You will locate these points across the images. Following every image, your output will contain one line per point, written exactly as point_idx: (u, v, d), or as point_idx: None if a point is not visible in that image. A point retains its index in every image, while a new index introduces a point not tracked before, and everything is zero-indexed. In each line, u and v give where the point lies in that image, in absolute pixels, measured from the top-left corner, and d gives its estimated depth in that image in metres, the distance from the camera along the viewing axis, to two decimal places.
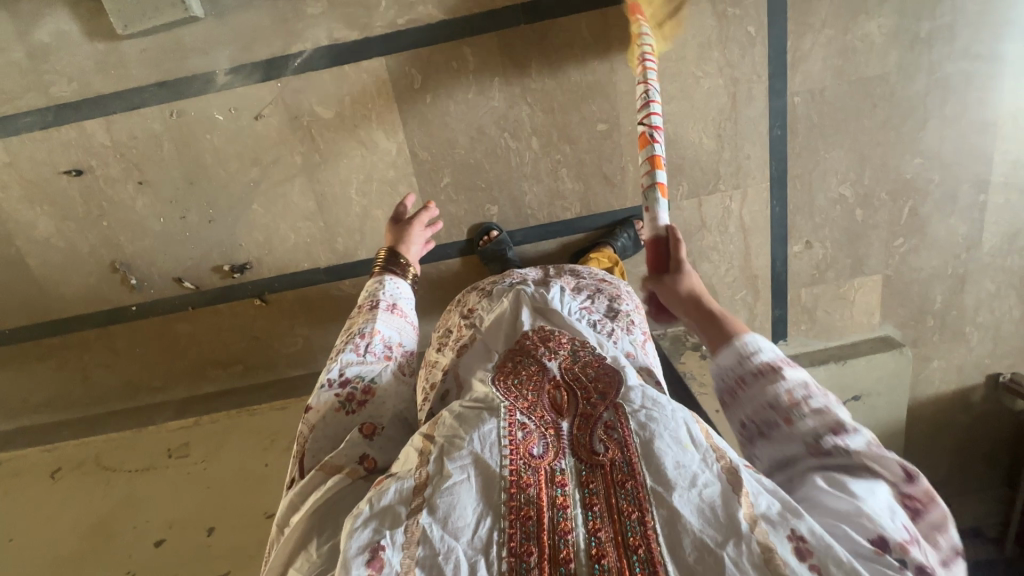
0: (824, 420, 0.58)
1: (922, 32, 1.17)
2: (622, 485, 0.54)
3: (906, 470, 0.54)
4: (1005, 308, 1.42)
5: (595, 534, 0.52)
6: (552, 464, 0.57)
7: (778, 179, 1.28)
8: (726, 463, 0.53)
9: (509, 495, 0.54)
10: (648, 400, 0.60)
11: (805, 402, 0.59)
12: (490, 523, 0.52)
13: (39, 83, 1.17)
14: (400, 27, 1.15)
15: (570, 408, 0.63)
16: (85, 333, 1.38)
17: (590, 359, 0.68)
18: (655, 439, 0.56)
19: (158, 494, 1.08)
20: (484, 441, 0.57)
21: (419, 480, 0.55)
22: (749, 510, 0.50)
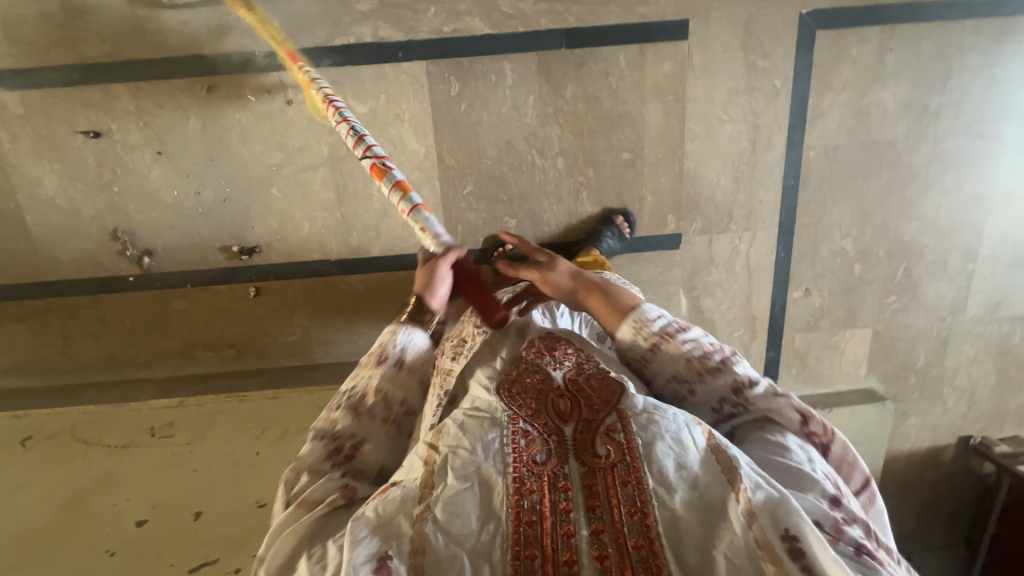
0: (723, 383, 0.75)
1: (931, 106, 1.25)
2: (625, 484, 0.58)
3: (799, 409, 0.71)
4: (981, 374, 1.49)
5: (598, 535, 0.56)
6: (557, 469, 0.61)
7: (786, 227, 1.34)
8: (725, 461, 0.58)
9: (513, 501, 0.58)
10: (648, 412, 0.63)
11: (717, 364, 0.76)
12: (496, 525, 0.57)
13: (70, 39, 1.15)
14: (444, 34, 1.17)
15: (573, 414, 0.66)
16: (74, 298, 1.33)
17: (593, 372, 0.72)
18: (654, 443, 0.60)
19: (139, 473, 1.03)
20: (489, 450, 0.62)
21: (423, 490, 0.59)
22: (745, 505, 0.55)
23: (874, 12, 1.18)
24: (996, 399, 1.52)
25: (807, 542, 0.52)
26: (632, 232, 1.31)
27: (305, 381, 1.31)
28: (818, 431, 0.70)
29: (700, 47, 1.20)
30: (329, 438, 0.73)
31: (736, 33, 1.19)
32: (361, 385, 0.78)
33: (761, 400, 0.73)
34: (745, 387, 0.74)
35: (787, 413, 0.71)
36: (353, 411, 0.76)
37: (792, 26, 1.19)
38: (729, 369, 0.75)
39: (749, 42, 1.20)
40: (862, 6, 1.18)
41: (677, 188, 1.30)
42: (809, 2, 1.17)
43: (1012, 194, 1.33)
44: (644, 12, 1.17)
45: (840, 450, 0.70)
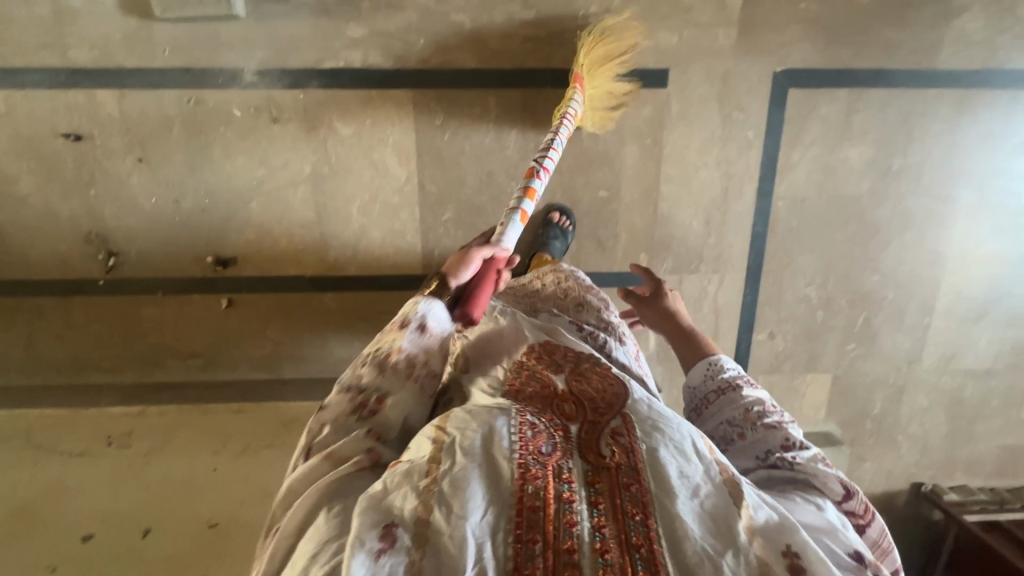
0: (775, 436, 0.74)
1: (894, 166, 1.31)
2: (626, 488, 0.56)
3: (844, 485, 0.68)
4: (934, 423, 1.54)
5: (599, 529, 0.53)
6: (562, 462, 0.58)
7: (754, 271, 1.38)
8: (728, 478, 0.59)
9: (517, 487, 0.55)
10: (655, 416, 0.62)
11: (759, 417, 0.76)
12: (500, 508, 0.54)
13: (58, 43, 1.15)
14: (432, 66, 1.20)
15: (579, 415, 0.64)
16: (40, 298, 1.31)
17: (594, 373, 0.70)
18: (659, 449, 0.59)
19: (90, 483, 1.01)
20: (495, 436, 0.58)
21: (429, 467, 0.55)
22: (747, 522, 0.55)
23: (844, 75, 1.24)
24: (948, 449, 1.57)
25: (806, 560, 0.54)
26: (573, 229, 1.32)
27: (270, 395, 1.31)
28: (859, 511, 0.68)
29: (678, 96, 1.24)
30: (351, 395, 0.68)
31: (713, 85, 1.24)
32: (385, 344, 0.72)
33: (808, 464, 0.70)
34: (795, 447, 0.72)
35: (832, 483, 0.68)
36: (376, 369, 0.70)
37: (767, 83, 1.24)
38: (784, 428, 0.74)
39: (725, 95, 1.25)
40: (833, 69, 1.24)
41: (651, 228, 1.34)
42: (783, 61, 1.23)
43: (967, 253, 1.39)
44: (627, 59, 1.21)
45: (876, 535, 0.68)
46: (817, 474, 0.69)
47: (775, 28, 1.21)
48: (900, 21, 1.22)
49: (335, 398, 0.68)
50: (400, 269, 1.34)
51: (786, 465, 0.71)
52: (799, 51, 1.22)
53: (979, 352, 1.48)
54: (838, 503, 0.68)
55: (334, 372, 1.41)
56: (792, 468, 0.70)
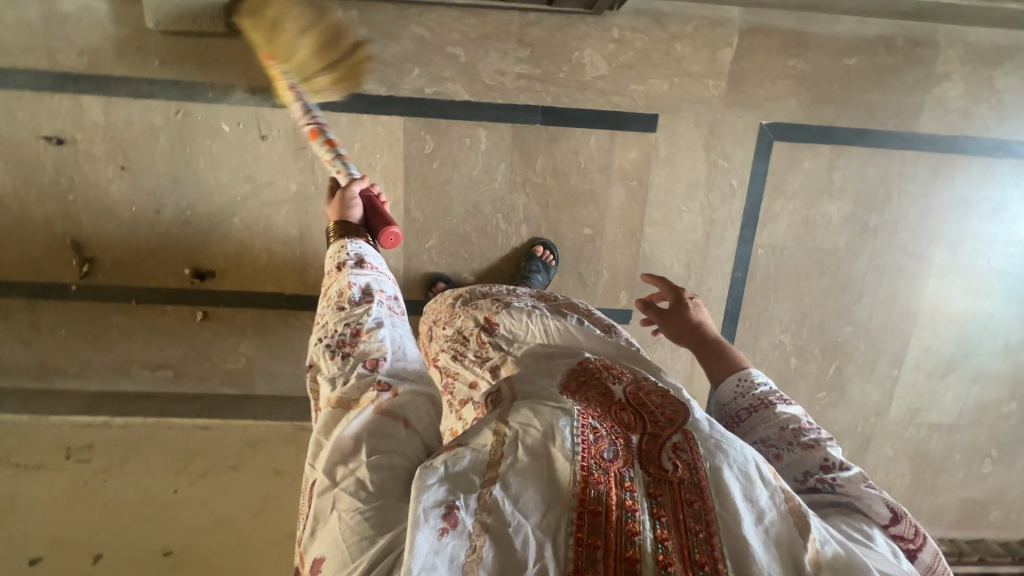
0: (813, 457, 0.60)
1: (871, 223, 1.35)
2: (692, 505, 0.45)
3: (897, 511, 0.55)
4: (899, 472, 1.57)
5: (662, 542, 0.43)
6: (622, 471, 0.47)
7: (731, 316, 1.40)
8: (793, 506, 0.46)
9: (579, 490, 0.45)
10: (721, 432, 0.50)
11: (795, 435, 0.62)
12: (560, 512, 0.44)
13: (46, 47, 1.14)
14: (425, 95, 1.20)
15: (639, 424, 0.52)
16: (8, 300, 1.28)
17: (656, 387, 0.57)
18: (723, 469, 0.46)
19: (43, 501, 0.98)
20: (560, 436, 0.47)
21: (493, 455, 0.46)
22: (812, 555, 0.44)
23: (827, 132, 1.27)
24: (911, 499, 1.60)
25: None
26: (556, 262, 1.32)
27: (239, 412, 1.29)
28: (908, 535, 0.54)
29: (665, 141, 1.26)
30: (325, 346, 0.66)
31: (700, 133, 1.26)
32: (333, 288, 0.73)
33: (851, 486, 0.57)
34: (835, 467, 0.59)
35: (878, 505, 0.55)
36: (339, 307, 0.70)
37: (752, 134, 1.27)
38: (823, 447, 0.61)
39: (711, 143, 1.27)
40: (816, 126, 1.27)
41: (632, 267, 1.35)
42: (769, 115, 1.26)
43: (937, 310, 1.43)
44: (617, 102, 1.23)
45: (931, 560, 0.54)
46: (863, 497, 0.56)
47: (763, 82, 1.24)
48: (883, 84, 1.25)
49: (312, 352, 0.66)
50: None
51: (828, 489, 0.58)
52: (785, 106, 1.25)
53: (945, 406, 1.51)
54: (883, 527, 0.55)
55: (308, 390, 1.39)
56: (834, 492, 0.57)
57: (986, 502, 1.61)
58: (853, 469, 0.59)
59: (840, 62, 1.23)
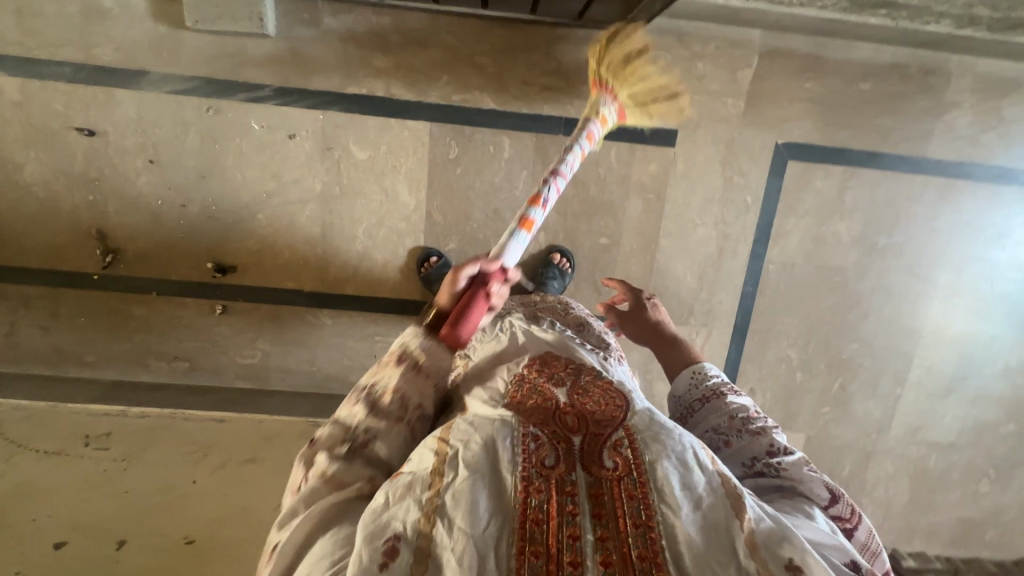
0: (760, 442, 0.73)
1: (879, 243, 1.38)
2: (631, 499, 0.54)
3: (829, 490, 0.67)
4: (897, 489, 1.59)
5: (603, 542, 0.52)
6: (565, 475, 0.56)
7: (740, 329, 1.43)
8: (730, 487, 0.56)
9: (521, 499, 0.54)
10: (660, 425, 0.60)
11: (744, 425, 0.75)
12: (499, 524, 0.53)
13: (84, 40, 1.16)
14: (452, 102, 1.23)
15: (582, 428, 0.60)
16: (30, 287, 1.29)
17: (598, 384, 0.67)
18: (662, 461, 0.56)
19: (64, 487, 0.99)
20: (499, 448, 0.58)
21: (432, 479, 0.55)
22: (748, 535, 0.53)
23: (840, 154, 1.31)
24: (909, 516, 1.62)
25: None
26: (573, 270, 1.35)
27: (254, 407, 1.30)
28: (845, 515, 0.66)
29: (684, 156, 1.30)
30: (341, 434, 0.68)
31: (717, 150, 1.30)
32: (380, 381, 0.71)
33: (794, 469, 0.69)
34: (780, 452, 0.71)
35: (817, 487, 0.67)
36: (370, 406, 0.69)
37: (768, 153, 1.30)
38: (769, 434, 0.73)
39: (728, 160, 1.31)
40: (830, 147, 1.31)
41: (646, 278, 1.38)
42: (785, 134, 1.29)
43: (940, 331, 1.46)
44: (638, 117, 1.27)
45: (865, 538, 0.66)
46: (803, 478, 0.68)
47: (780, 103, 1.28)
48: (895, 109, 1.29)
49: (325, 433, 0.68)
50: (398, 293, 1.35)
51: (773, 471, 0.70)
52: (800, 126, 1.29)
53: (945, 426, 1.54)
54: (824, 508, 0.66)
55: (321, 388, 1.41)
56: (779, 474, 0.69)
57: (981, 521, 1.64)
58: (796, 455, 0.71)
59: (855, 86, 1.27)
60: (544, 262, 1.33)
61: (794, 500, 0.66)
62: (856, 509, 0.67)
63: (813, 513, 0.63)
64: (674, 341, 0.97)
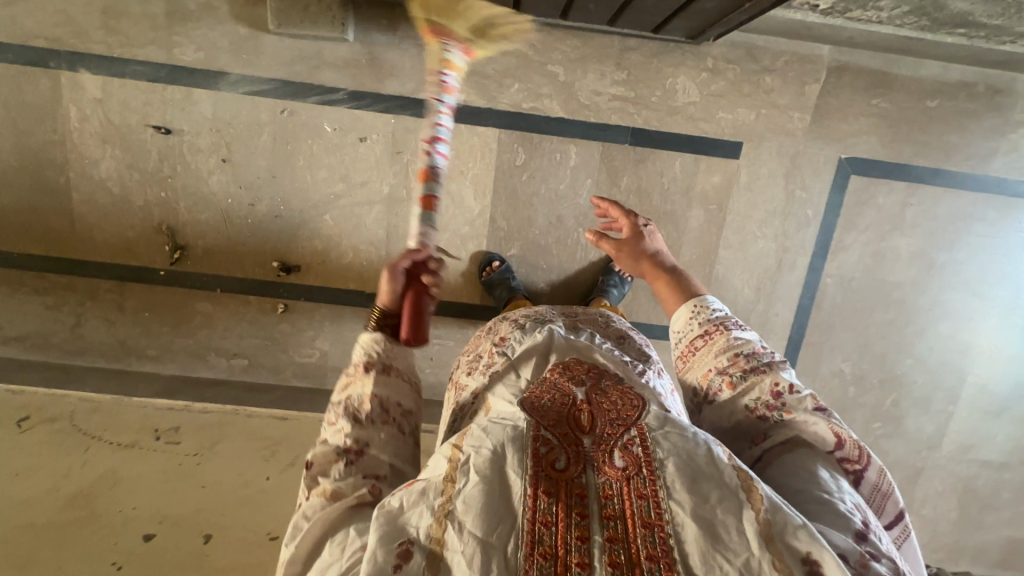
0: (763, 382, 0.70)
1: (938, 259, 1.38)
2: (640, 498, 0.52)
3: (838, 435, 0.64)
4: (945, 508, 1.58)
5: (611, 543, 0.50)
6: (576, 477, 0.55)
7: (794, 342, 1.43)
8: (743, 477, 0.53)
9: (531, 504, 0.52)
10: (671, 424, 0.58)
11: (747, 364, 0.72)
12: (510, 526, 0.51)
13: (166, 40, 1.18)
14: (522, 109, 1.25)
15: (595, 427, 0.59)
16: (97, 281, 1.31)
17: (616, 388, 0.65)
18: (672, 458, 0.54)
19: (144, 479, 1.01)
20: (507, 461, 0.54)
21: (444, 486, 0.53)
22: (763, 526, 0.50)
23: (903, 169, 1.32)
24: (956, 535, 1.60)
25: (827, 569, 0.48)
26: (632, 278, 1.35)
27: (313, 407, 1.31)
28: (853, 456, 0.63)
29: (748, 169, 1.31)
30: (333, 452, 0.63)
31: (781, 162, 1.31)
32: (354, 392, 0.68)
33: (798, 411, 0.67)
34: (785, 391, 0.69)
35: (821, 430, 0.64)
36: (354, 420, 0.65)
37: (831, 167, 1.31)
38: (774, 371, 0.70)
39: (792, 173, 1.32)
40: (893, 162, 1.31)
41: (704, 288, 1.38)
42: (848, 149, 1.30)
43: (992, 348, 1.46)
44: (705, 128, 1.28)
45: (876, 477, 0.63)
46: (806, 422, 0.66)
47: (846, 118, 1.28)
48: (960, 127, 1.30)
49: (319, 452, 0.63)
50: (457, 296, 1.36)
51: (776, 417, 0.68)
52: (865, 142, 1.30)
53: (995, 445, 1.53)
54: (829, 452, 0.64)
55: None
56: (782, 424, 0.68)
57: None
58: (803, 393, 0.69)
59: (921, 103, 1.28)
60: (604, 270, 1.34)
61: (797, 452, 0.64)
62: (865, 449, 0.64)
63: (820, 477, 0.60)
64: (672, 274, 0.89)
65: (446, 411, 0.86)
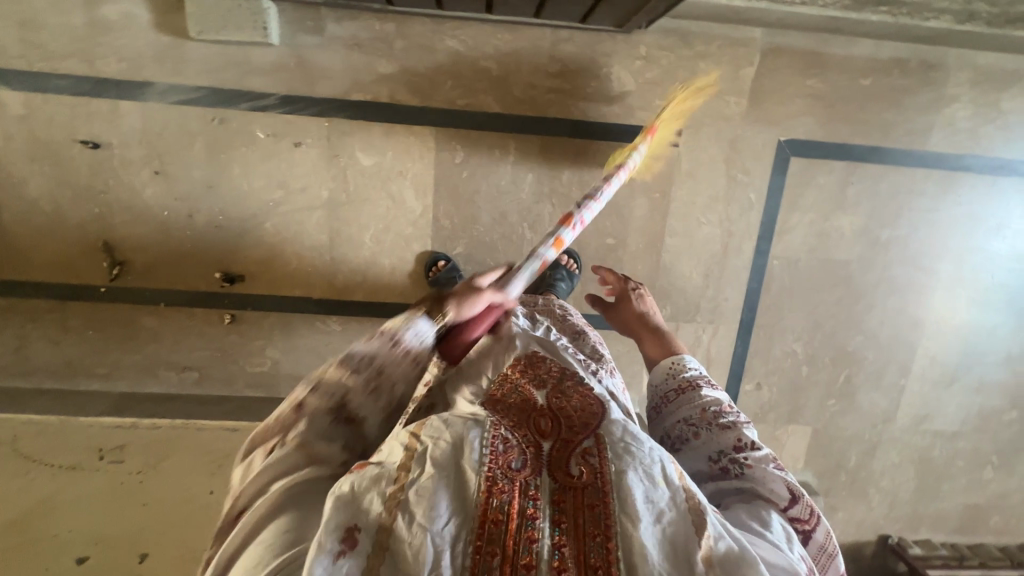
0: (727, 437, 0.70)
1: (882, 237, 1.40)
2: (592, 508, 0.52)
3: (793, 493, 0.63)
4: (903, 479, 1.61)
5: (558, 548, 0.49)
6: (530, 478, 0.54)
7: (746, 324, 1.44)
8: (693, 502, 0.53)
9: (483, 500, 0.51)
10: (632, 436, 0.57)
11: (715, 417, 0.73)
12: (462, 521, 0.50)
13: (87, 53, 1.16)
14: (457, 107, 1.24)
15: (554, 431, 0.59)
16: (37, 301, 1.29)
17: (578, 389, 0.65)
18: (628, 471, 0.54)
19: (86, 499, 1.01)
20: (468, 449, 0.53)
21: (399, 472, 0.51)
22: (706, 552, 0.50)
23: (842, 149, 1.32)
24: (915, 505, 1.64)
25: None
26: (580, 271, 1.35)
27: (265, 415, 1.30)
28: (804, 517, 0.63)
29: (688, 156, 1.31)
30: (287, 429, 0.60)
31: (721, 148, 1.31)
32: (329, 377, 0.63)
33: (758, 467, 0.66)
34: (746, 448, 0.69)
35: (777, 486, 0.64)
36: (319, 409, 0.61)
37: (771, 149, 1.31)
38: (738, 428, 0.71)
39: (732, 158, 1.32)
40: (832, 142, 1.32)
41: (653, 277, 1.39)
42: (787, 131, 1.30)
43: (941, 320, 1.48)
44: (643, 117, 1.27)
45: (823, 539, 0.63)
46: (765, 478, 0.65)
47: (782, 100, 1.29)
48: (896, 104, 1.31)
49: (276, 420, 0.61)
50: (405, 297, 1.36)
51: (737, 470, 0.67)
52: (803, 124, 1.30)
53: (949, 415, 1.56)
54: (784, 509, 0.63)
55: None
56: (742, 474, 0.67)
57: (986, 507, 1.65)
58: (763, 452, 0.68)
59: (856, 82, 1.28)
60: (551, 263, 1.33)
61: (751, 501, 0.63)
62: (817, 511, 0.64)
63: (770, 519, 0.60)
64: (658, 332, 0.93)
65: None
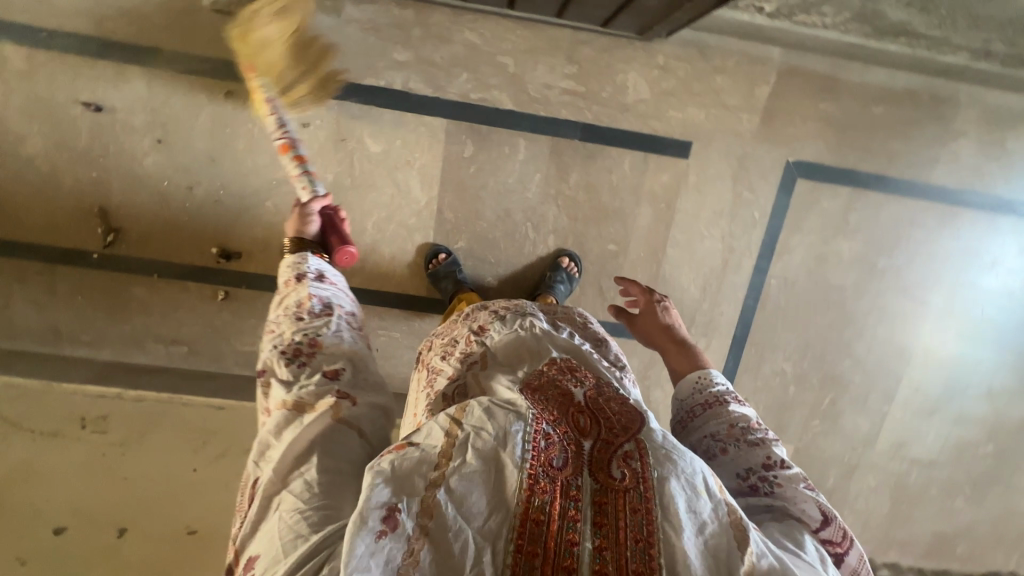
0: (755, 454, 0.69)
1: (879, 264, 1.41)
2: (633, 512, 0.51)
3: (824, 515, 0.63)
4: (878, 502, 1.64)
5: (600, 552, 0.49)
6: (571, 478, 0.53)
7: (739, 340, 1.46)
8: (736, 519, 0.52)
9: (525, 497, 0.50)
10: (672, 443, 0.56)
11: (742, 433, 0.71)
12: (505, 518, 0.50)
13: (95, 12, 1.13)
14: (470, 100, 1.23)
15: (594, 431, 0.58)
16: (26, 263, 1.26)
17: (616, 395, 0.63)
18: (670, 478, 0.52)
19: (64, 470, 0.98)
20: (509, 443, 0.53)
21: (442, 458, 0.51)
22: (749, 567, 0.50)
23: (848, 174, 1.33)
24: (887, 528, 1.67)
25: None
26: (580, 274, 1.35)
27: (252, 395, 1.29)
28: (837, 539, 0.62)
29: (696, 169, 1.31)
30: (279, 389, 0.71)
31: (730, 164, 1.31)
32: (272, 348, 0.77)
33: (789, 486, 0.66)
34: (776, 467, 0.67)
35: (810, 508, 0.63)
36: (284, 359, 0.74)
37: (778, 169, 1.32)
38: (767, 446, 0.69)
39: (740, 175, 1.32)
40: (839, 167, 1.33)
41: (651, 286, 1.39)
42: (796, 152, 1.31)
43: (930, 350, 1.50)
44: (655, 126, 1.27)
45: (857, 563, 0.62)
46: (795, 497, 0.64)
47: (794, 121, 1.29)
48: (904, 134, 1.32)
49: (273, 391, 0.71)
50: (402, 287, 1.35)
51: (767, 488, 0.67)
52: (812, 146, 1.31)
53: (928, 443, 1.59)
54: (815, 530, 0.63)
55: None
56: (771, 493, 0.66)
57: (955, 536, 1.69)
58: (793, 470, 0.67)
59: (867, 109, 1.29)
60: (551, 264, 1.33)
61: (783, 522, 0.63)
62: (849, 534, 0.63)
63: (805, 539, 0.59)
64: (683, 344, 0.89)
65: (414, 395, 0.81)
